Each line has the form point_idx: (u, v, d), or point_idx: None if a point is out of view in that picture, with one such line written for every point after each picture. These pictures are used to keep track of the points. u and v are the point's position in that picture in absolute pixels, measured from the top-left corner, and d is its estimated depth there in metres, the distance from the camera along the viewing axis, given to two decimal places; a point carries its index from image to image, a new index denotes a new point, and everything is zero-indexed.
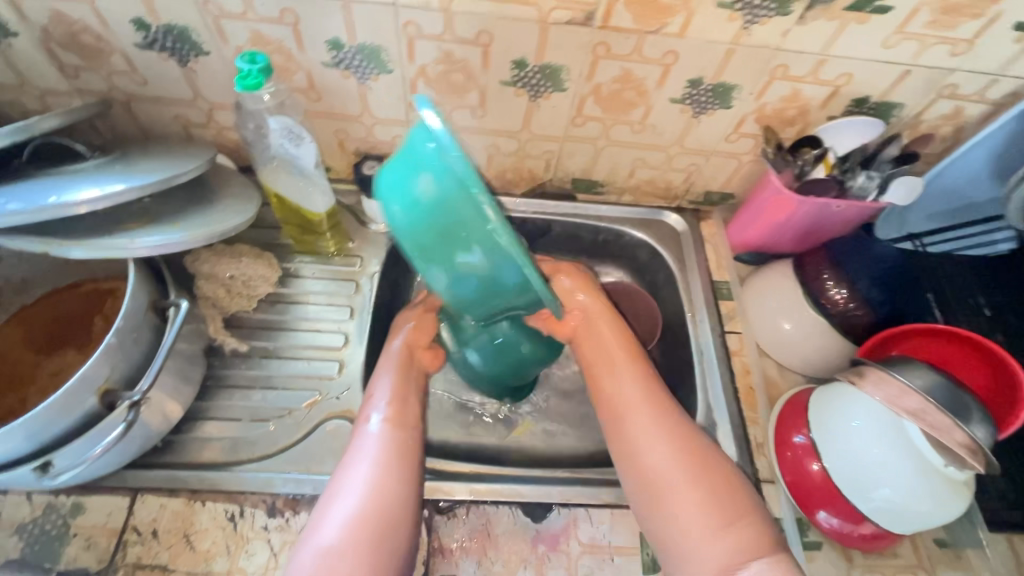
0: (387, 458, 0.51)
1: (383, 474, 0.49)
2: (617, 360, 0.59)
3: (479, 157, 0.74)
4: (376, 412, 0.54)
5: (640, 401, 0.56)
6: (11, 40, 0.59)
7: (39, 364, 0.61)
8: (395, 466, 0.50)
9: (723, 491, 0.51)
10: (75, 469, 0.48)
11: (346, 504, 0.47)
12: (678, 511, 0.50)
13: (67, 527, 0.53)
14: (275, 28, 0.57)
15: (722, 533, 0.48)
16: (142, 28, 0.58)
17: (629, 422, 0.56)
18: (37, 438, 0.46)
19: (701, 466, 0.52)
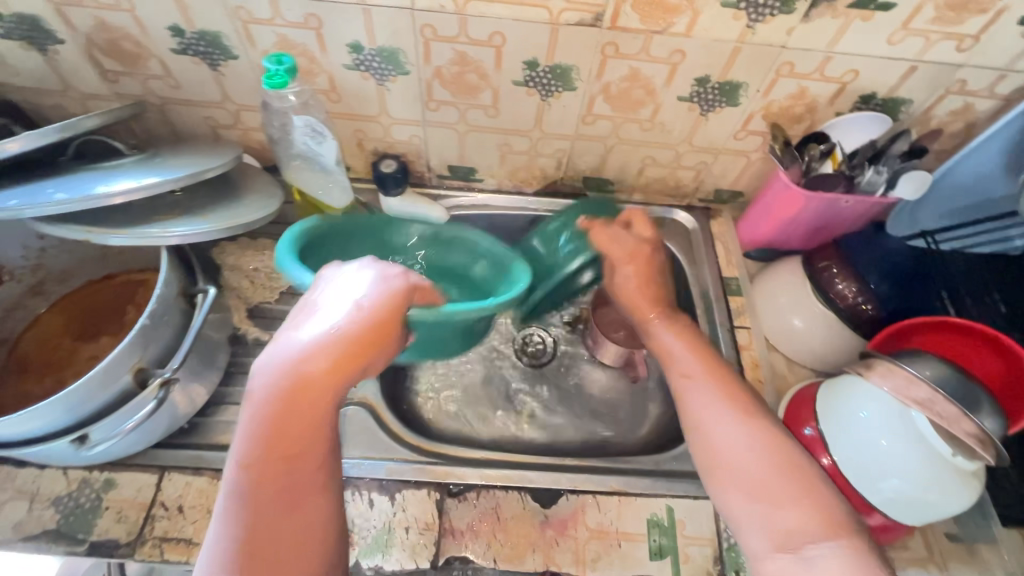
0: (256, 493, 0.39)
1: (255, 510, 0.38)
2: (678, 358, 0.56)
3: (492, 156, 0.76)
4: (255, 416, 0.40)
5: (699, 376, 0.53)
6: (58, 47, 0.64)
7: (76, 349, 0.65)
8: (263, 490, 0.39)
9: (788, 462, 0.45)
10: (109, 442, 0.51)
11: (217, 533, 0.38)
12: (735, 489, 0.46)
13: (100, 500, 0.56)
14: (300, 33, 0.61)
15: (778, 505, 0.43)
16: (177, 35, 0.62)
17: (698, 414, 0.51)
18: (75, 412, 0.49)
19: (757, 430, 0.48)
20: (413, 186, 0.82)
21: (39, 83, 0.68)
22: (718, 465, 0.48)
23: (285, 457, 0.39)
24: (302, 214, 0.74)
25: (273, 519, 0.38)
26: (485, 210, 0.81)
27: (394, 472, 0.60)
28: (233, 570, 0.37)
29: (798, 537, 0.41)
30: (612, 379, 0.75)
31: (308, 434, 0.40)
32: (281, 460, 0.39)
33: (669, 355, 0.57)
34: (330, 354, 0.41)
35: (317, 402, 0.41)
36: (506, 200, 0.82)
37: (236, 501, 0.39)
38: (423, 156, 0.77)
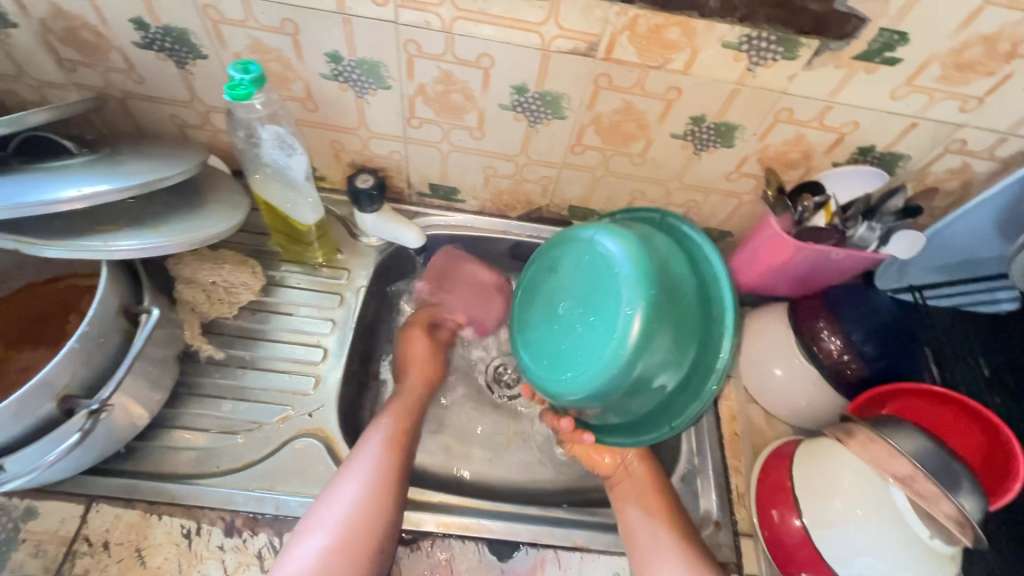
0: (343, 547, 0.52)
1: (362, 519, 0.53)
2: (639, 483, 0.62)
3: (476, 178, 0.73)
4: (345, 490, 0.55)
5: (645, 496, 0.61)
6: (10, 31, 0.59)
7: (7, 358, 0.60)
8: (351, 544, 0.52)
9: None
10: (26, 476, 0.47)
11: None
12: None
13: (18, 531, 0.52)
14: (274, 36, 0.56)
15: None
16: (140, 28, 0.57)
17: (646, 554, 0.55)
18: None
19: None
20: (391, 202, 0.78)
21: None
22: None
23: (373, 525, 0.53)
24: (268, 224, 0.70)
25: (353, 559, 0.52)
26: (464, 232, 0.78)
27: None
28: None
29: None
30: None
31: (401, 480, 0.58)
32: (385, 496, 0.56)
33: (620, 474, 0.64)
34: (395, 473, 0.58)
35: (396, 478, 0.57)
36: (487, 223, 0.79)
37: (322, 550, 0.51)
38: (402, 173, 0.73)
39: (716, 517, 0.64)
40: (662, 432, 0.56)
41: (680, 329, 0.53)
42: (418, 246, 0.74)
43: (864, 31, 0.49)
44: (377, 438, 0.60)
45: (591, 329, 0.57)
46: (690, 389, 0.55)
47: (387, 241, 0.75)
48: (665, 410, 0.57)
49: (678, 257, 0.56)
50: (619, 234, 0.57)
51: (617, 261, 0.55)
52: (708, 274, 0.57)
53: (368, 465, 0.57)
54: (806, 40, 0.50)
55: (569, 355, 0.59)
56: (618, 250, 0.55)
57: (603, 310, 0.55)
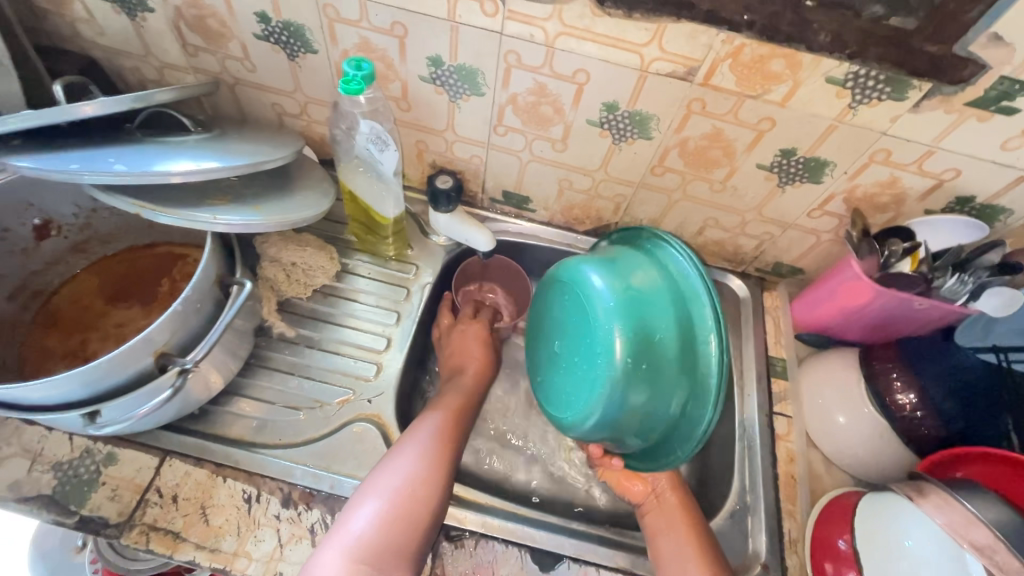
0: (404, 501, 0.54)
1: (420, 479, 0.55)
2: (670, 507, 0.61)
3: (550, 190, 0.74)
4: (407, 450, 0.58)
5: (675, 520, 0.59)
6: (147, 16, 0.65)
7: (106, 313, 0.64)
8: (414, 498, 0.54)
9: None
10: (118, 423, 0.50)
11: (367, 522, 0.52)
12: None
13: (99, 474, 0.56)
14: (383, 38, 0.60)
15: None
16: (262, 21, 0.62)
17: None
18: (92, 386, 0.48)
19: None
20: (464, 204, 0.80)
21: (123, 45, 0.69)
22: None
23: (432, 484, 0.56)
24: (348, 214, 0.73)
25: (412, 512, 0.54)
26: (531, 241, 0.79)
27: None
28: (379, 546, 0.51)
29: None
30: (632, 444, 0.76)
31: (453, 466, 0.59)
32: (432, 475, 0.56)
33: (652, 497, 0.63)
34: (446, 444, 0.60)
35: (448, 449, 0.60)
36: (554, 234, 0.80)
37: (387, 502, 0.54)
38: (479, 177, 0.75)
39: (765, 559, 0.61)
40: (675, 458, 0.56)
41: (660, 355, 0.54)
42: (488, 250, 0.75)
43: (982, 78, 0.48)
44: (434, 420, 0.62)
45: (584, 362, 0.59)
46: (689, 412, 0.55)
47: (457, 242, 0.77)
48: (675, 434, 0.57)
49: (650, 278, 0.57)
50: (599, 270, 0.60)
51: (594, 298, 0.58)
52: (683, 285, 0.56)
53: (427, 433, 0.60)
54: (918, 82, 0.49)
55: (571, 392, 0.61)
56: (595, 286, 0.58)
57: (591, 348, 0.58)
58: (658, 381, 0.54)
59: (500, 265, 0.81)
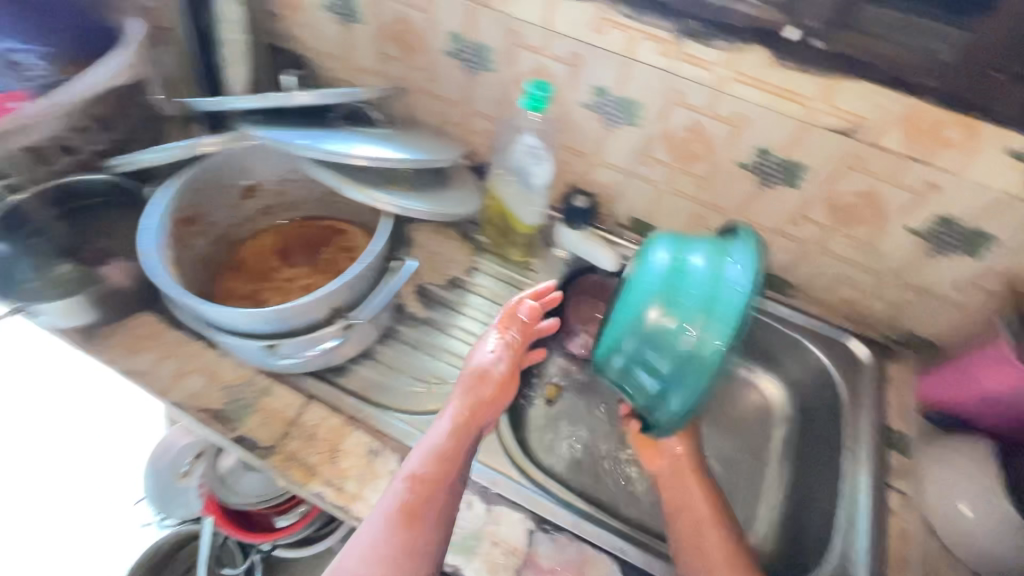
0: (394, 527, 0.48)
1: (412, 501, 0.50)
2: (691, 502, 0.58)
3: (680, 224, 0.77)
4: (408, 464, 0.53)
5: (702, 512, 0.57)
6: (359, 26, 0.76)
7: (278, 268, 0.75)
8: (410, 523, 0.49)
9: None
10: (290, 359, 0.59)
11: (354, 555, 0.47)
12: None
13: (257, 401, 0.65)
14: (558, 65, 0.66)
15: None
16: (455, 40, 0.71)
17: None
18: (281, 323, 0.57)
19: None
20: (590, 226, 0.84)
21: (331, 48, 0.82)
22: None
23: (428, 504, 0.50)
24: (486, 217, 0.79)
25: (408, 534, 0.48)
26: None
27: (498, 485, 0.62)
28: None
29: None
30: (735, 474, 0.76)
31: (456, 482, 0.53)
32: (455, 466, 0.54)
33: (670, 484, 0.60)
34: (456, 447, 0.55)
35: (452, 456, 0.54)
36: None
37: (379, 527, 0.48)
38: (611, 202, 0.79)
39: None
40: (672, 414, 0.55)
41: (676, 306, 0.53)
42: (613, 269, 0.78)
43: None
44: (455, 401, 0.59)
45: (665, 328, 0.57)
46: (686, 382, 0.52)
47: (580, 258, 0.81)
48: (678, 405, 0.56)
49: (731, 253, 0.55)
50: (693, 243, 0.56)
51: (651, 259, 0.56)
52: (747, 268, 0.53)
53: (434, 439, 0.55)
54: None
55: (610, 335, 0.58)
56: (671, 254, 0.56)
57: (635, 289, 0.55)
58: (671, 338, 0.52)
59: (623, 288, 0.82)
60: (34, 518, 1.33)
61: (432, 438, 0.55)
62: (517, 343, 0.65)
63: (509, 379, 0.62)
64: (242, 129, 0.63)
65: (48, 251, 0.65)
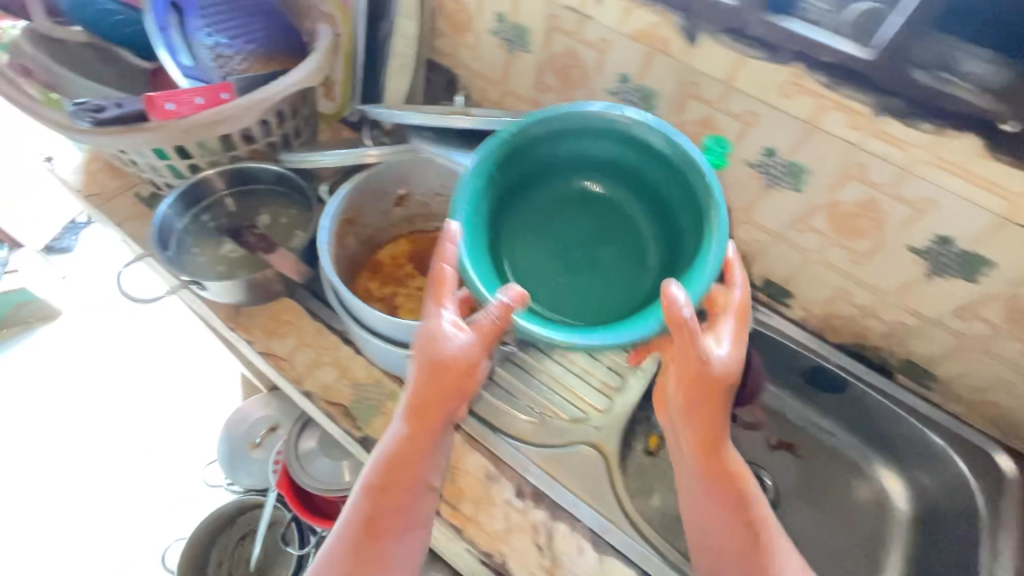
0: (359, 522, 0.54)
1: (374, 500, 0.55)
2: (679, 446, 0.59)
3: (821, 294, 0.75)
4: (376, 452, 0.57)
5: (692, 452, 0.57)
6: (524, 54, 0.78)
7: (411, 275, 0.77)
8: (368, 520, 0.54)
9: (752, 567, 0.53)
10: None
11: (331, 538, 0.55)
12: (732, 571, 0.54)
13: (382, 404, 0.67)
14: (729, 121, 0.66)
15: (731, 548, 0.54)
16: (622, 81, 0.71)
17: (704, 514, 0.56)
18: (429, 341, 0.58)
19: (741, 550, 0.54)
20: None
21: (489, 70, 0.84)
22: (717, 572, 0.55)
23: (388, 505, 0.55)
24: None
25: (370, 529, 0.54)
26: (780, 336, 0.80)
27: (607, 532, 0.62)
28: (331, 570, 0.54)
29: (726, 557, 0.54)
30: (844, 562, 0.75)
31: (413, 479, 0.55)
32: (404, 508, 0.55)
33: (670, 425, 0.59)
34: (412, 433, 0.55)
35: (410, 446, 0.55)
36: (805, 336, 0.80)
37: (350, 516, 0.55)
38: (749, 260, 0.78)
39: None
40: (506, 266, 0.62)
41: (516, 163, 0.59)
42: None
43: None
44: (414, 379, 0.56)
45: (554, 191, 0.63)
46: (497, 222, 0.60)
47: None
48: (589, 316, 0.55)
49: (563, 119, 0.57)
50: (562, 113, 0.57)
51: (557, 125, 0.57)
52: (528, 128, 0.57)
53: (400, 428, 0.56)
54: None
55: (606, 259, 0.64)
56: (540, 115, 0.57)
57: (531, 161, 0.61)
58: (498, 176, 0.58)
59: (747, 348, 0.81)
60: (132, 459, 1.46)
61: (398, 427, 0.56)
62: (446, 288, 0.56)
63: (471, 366, 0.55)
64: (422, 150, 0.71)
65: (219, 234, 0.72)
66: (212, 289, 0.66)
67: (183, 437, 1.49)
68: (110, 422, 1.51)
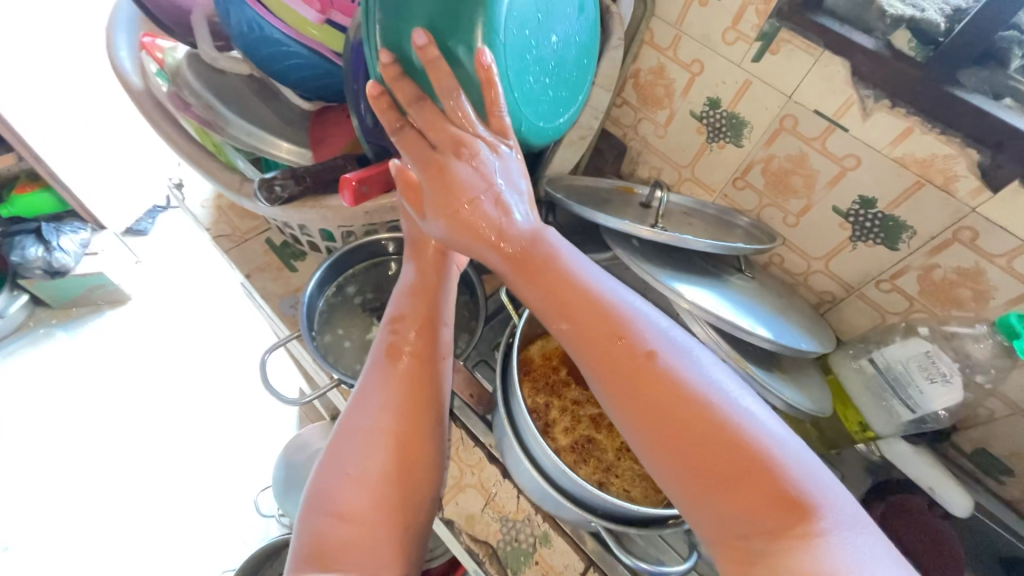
0: (388, 377, 0.46)
1: (387, 368, 0.47)
2: (590, 310, 0.42)
3: None
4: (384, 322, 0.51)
5: (608, 329, 0.41)
6: (730, 147, 0.68)
7: (567, 384, 0.67)
8: (394, 387, 0.46)
9: (761, 508, 0.34)
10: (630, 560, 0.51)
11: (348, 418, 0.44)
12: (731, 527, 0.35)
13: (535, 550, 0.57)
14: (1008, 280, 0.54)
15: (729, 510, 0.35)
16: (862, 203, 0.60)
17: (665, 434, 0.37)
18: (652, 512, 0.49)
19: (744, 491, 0.34)
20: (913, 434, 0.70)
21: (674, 152, 0.74)
22: (734, 532, 0.35)
23: (407, 380, 0.46)
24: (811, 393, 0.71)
25: (393, 383, 0.46)
26: (999, 526, 0.64)
27: None
28: (335, 498, 0.40)
29: (755, 530, 0.34)
30: None
31: (424, 373, 0.47)
32: (417, 397, 0.46)
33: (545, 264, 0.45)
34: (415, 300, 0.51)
35: (414, 306, 0.50)
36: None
37: (370, 380, 0.47)
38: (969, 428, 0.65)
39: None
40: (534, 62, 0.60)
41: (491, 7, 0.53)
42: (958, 509, 0.62)
43: None
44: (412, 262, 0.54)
45: (572, 26, 0.57)
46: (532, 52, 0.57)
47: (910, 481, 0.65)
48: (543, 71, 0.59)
49: None
50: None
51: None
52: None
53: (405, 283, 0.53)
54: None
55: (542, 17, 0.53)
56: None
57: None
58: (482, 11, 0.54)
59: (960, 533, 0.64)
60: (184, 466, 1.40)
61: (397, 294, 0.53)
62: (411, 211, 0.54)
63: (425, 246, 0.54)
64: (624, 258, 0.58)
65: (365, 315, 0.64)
66: None
67: (239, 454, 1.43)
68: (163, 427, 1.45)
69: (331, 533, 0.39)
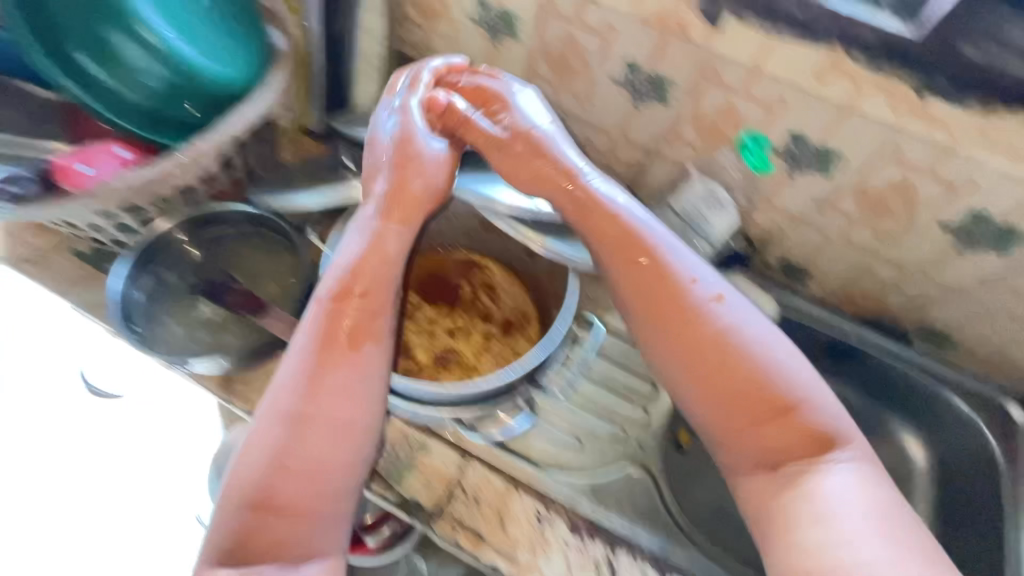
0: (339, 369, 0.49)
1: (324, 352, 0.49)
2: (657, 289, 0.50)
3: (842, 274, 0.73)
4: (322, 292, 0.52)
5: (666, 296, 0.50)
6: (511, 42, 0.69)
7: (419, 306, 0.70)
8: (322, 372, 0.49)
9: (777, 437, 0.48)
10: None
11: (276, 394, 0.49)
12: (749, 446, 0.48)
13: (414, 458, 0.61)
14: (752, 106, 0.60)
15: (751, 430, 0.48)
16: (631, 68, 0.64)
17: (697, 371, 0.48)
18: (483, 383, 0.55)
19: (779, 430, 0.48)
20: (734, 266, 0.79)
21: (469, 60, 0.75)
22: (759, 452, 0.48)
23: (338, 364, 0.49)
24: None
25: (327, 371, 0.49)
26: (807, 319, 0.76)
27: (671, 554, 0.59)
28: (262, 471, 0.47)
29: (783, 453, 0.47)
30: None
31: (370, 358, 0.50)
32: (346, 385, 0.49)
33: (610, 235, 0.52)
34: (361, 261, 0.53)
35: (370, 267, 0.52)
36: (829, 316, 0.76)
37: (299, 358, 0.49)
38: (768, 245, 0.74)
39: None
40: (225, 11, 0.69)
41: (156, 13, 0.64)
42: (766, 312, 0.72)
43: None
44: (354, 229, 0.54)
45: None
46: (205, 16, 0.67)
47: None
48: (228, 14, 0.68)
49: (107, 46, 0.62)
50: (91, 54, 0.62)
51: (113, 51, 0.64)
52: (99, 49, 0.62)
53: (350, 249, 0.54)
54: None
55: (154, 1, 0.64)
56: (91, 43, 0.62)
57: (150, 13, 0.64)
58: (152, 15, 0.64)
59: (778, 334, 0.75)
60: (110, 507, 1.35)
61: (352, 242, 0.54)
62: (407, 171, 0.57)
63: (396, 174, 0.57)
64: None
65: (191, 296, 0.64)
66: (199, 367, 0.58)
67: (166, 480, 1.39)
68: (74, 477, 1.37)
69: (254, 528, 0.45)
